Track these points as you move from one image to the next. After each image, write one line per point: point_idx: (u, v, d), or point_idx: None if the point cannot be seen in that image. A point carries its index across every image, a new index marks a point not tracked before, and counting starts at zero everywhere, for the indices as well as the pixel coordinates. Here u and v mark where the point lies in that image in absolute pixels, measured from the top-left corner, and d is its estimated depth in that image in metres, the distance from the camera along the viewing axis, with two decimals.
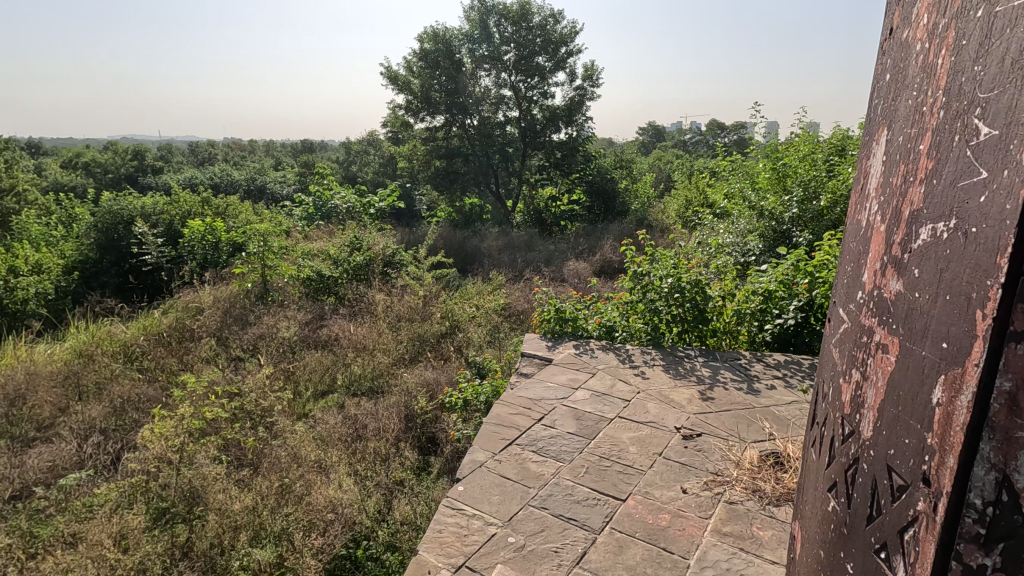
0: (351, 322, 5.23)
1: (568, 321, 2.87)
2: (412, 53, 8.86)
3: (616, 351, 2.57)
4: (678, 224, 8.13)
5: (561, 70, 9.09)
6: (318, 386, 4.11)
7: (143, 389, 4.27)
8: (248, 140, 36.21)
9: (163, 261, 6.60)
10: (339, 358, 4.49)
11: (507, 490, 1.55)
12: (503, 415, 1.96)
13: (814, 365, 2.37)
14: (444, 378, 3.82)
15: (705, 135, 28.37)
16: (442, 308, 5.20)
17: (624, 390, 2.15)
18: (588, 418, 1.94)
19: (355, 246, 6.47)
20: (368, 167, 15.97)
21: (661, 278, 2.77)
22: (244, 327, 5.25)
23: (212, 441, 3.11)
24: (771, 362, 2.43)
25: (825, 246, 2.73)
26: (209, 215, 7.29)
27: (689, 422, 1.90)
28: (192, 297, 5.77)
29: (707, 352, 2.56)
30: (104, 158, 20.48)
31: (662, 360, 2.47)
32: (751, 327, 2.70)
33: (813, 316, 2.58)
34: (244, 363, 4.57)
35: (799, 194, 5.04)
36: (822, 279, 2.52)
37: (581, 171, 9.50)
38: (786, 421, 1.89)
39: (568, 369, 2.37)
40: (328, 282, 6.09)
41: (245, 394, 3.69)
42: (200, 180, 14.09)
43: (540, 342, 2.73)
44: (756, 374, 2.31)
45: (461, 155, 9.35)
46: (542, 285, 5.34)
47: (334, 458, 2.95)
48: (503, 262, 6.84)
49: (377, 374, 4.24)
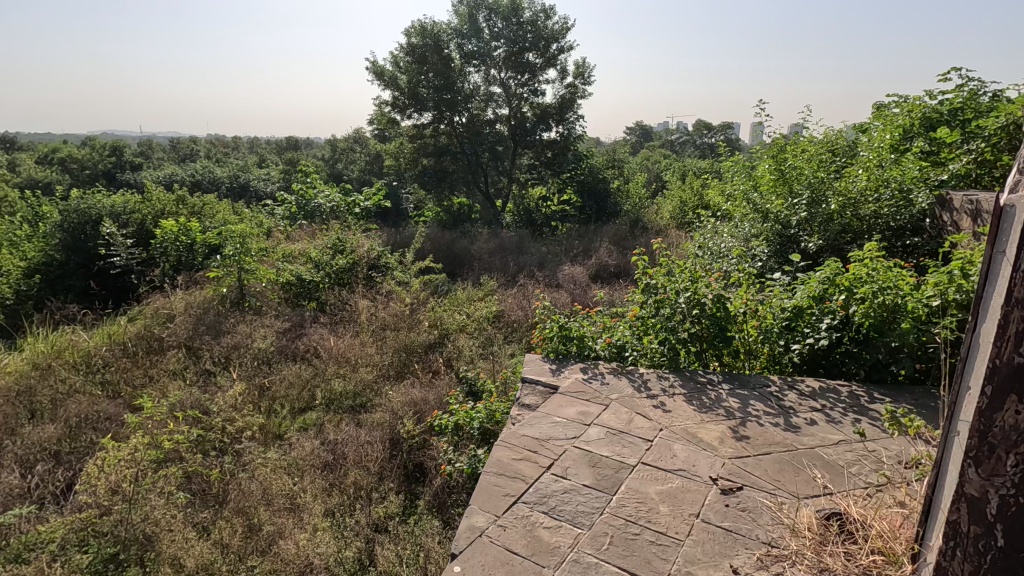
0: (332, 331, 4.89)
1: (573, 340, 2.56)
2: (399, 48, 8.47)
3: (629, 376, 2.27)
4: (674, 226, 7.89)
5: (552, 67, 8.82)
6: (296, 404, 3.78)
7: (104, 406, 3.89)
8: (235, 138, 35.66)
9: (134, 263, 6.21)
10: (319, 372, 4.15)
11: (515, 570, 1.25)
12: (505, 462, 1.66)
13: (854, 395, 2.10)
14: (432, 396, 3.48)
15: (693, 135, 28.24)
16: (430, 316, 4.90)
17: (644, 427, 1.86)
18: (606, 465, 1.64)
19: (338, 249, 6.13)
20: (355, 165, 15.58)
21: (676, 292, 2.48)
22: (217, 336, 4.89)
23: (174, 473, 2.76)
24: (805, 389, 2.15)
25: (859, 257, 2.45)
26: (183, 215, 6.90)
27: (725, 471, 1.61)
28: (163, 304, 5.39)
29: (731, 377, 2.27)
30: (80, 154, 19.81)
31: (683, 387, 2.18)
32: (778, 348, 2.41)
33: (848, 335, 2.30)
34: (215, 377, 4.21)
35: (806, 196, 4.78)
36: (861, 295, 2.24)
37: (573, 171, 9.24)
38: (841, 469, 1.61)
39: (577, 400, 2.06)
40: (308, 287, 5.74)
41: (212, 417, 3.34)
42: (181, 176, 13.61)
43: (542, 364, 2.43)
44: (792, 405, 2.02)
45: (449, 154, 9.00)
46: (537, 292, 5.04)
47: (309, 496, 2.62)
48: (494, 265, 6.53)
49: (360, 391, 3.91)
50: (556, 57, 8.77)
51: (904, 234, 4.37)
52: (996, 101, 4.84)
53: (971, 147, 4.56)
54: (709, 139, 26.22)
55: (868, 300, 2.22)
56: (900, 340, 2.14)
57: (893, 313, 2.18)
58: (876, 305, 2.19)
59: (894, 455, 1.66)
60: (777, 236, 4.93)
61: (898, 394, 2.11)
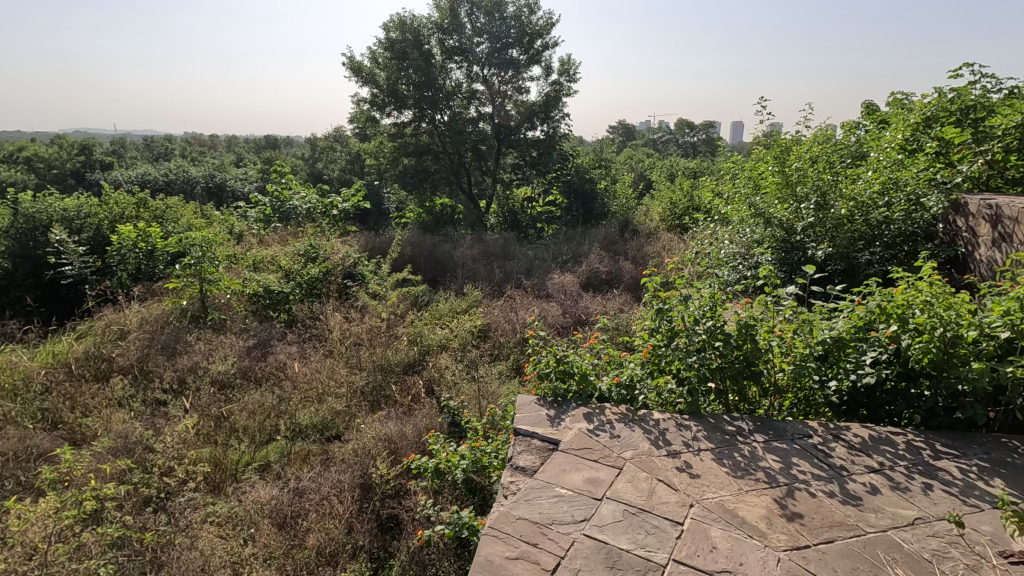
0: (302, 349, 4.47)
1: (573, 376, 2.15)
2: (377, 42, 8.01)
3: (642, 425, 1.90)
4: (664, 229, 7.58)
5: (536, 64, 8.44)
6: (257, 438, 3.36)
7: (37, 440, 3.37)
8: (213, 139, 35.07)
9: (87, 273, 5.70)
10: (285, 398, 3.73)
11: None
12: (497, 563, 1.28)
13: (914, 449, 1.75)
14: (409, 430, 3.08)
15: (674, 135, 28.12)
16: (409, 331, 4.51)
17: (670, 503, 1.49)
18: (629, 565, 1.26)
19: (310, 256, 5.70)
20: (335, 164, 15.12)
21: (694, 319, 2.10)
22: (173, 357, 4.42)
23: (102, 535, 2.28)
24: (853, 441, 1.79)
25: (910, 278, 2.07)
26: (145, 220, 6.40)
27: (783, 572, 1.24)
28: (117, 319, 4.90)
29: (763, 425, 1.91)
30: (47, 151, 18.99)
31: (710, 439, 1.81)
32: (812, 385, 2.05)
33: (896, 371, 1.94)
34: (168, 406, 3.76)
35: (813, 199, 4.43)
36: (917, 326, 1.87)
37: (558, 171, 8.91)
38: (929, 567, 1.25)
39: (583, 461, 1.68)
40: (277, 298, 5.26)
41: (156, 460, 2.89)
42: (153, 176, 12.92)
43: (538, 409, 2.05)
44: (843, 465, 1.66)
45: (431, 153, 8.56)
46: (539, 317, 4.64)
47: (260, 568, 2.20)
48: (478, 272, 6.12)
49: (330, 421, 3.50)
50: (540, 54, 8.39)
51: (915, 240, 4.10)
52: (1008, 99, 4.52)
53: (983, 148, 4.23)
54: (691, 139, 26.14)
55: (925, 332, 1.85)
56: (968, 382, 1.77)
57: (953, 347, 1.82)
58: (936, 338, 1.81)
59: (990, 543, 1.32)
60: (780, 243, 4.58)
61: (966, 446, 1.76)
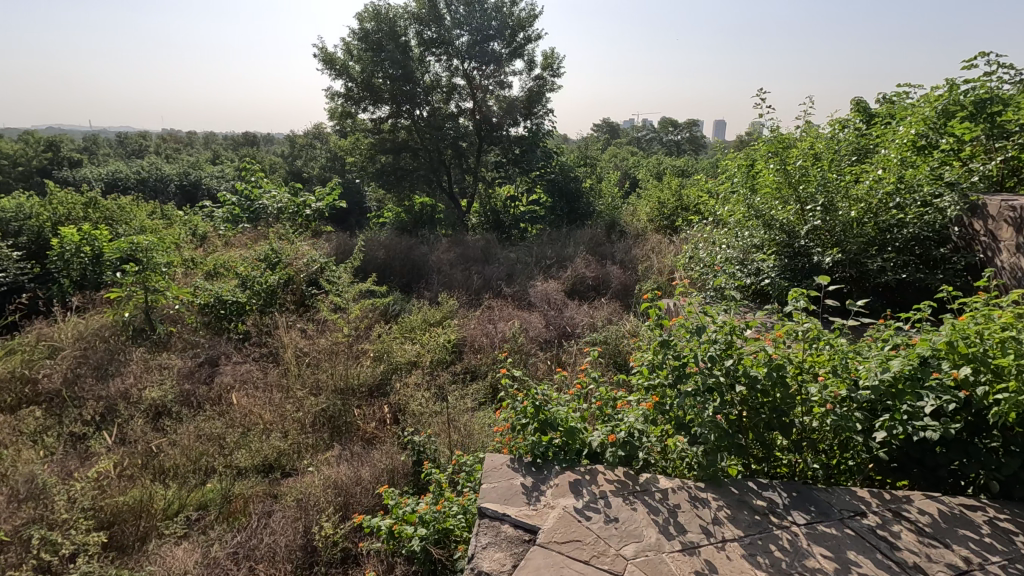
0: (255, 369, 3.97)
1: (556, 430, 1.70)
2: (350, 33, 7.45)
3: (645, 502, 1.46)
4: (653, 230, 7.16)
5: (520, 58, 7.95)
6: (191, 479, 2.87)
7: None
8: (190, 137, 34.15)
9: (21, 279, 5.11)
10: (228, 430, 3.24)
11: None
12: None
13: (1003, 534, 1.33)
14: (365, 473, 2.62)
15: (658, 135, 27.76)
16: (376, 347, 4.04)
17: None
18: None
19: (270, 262, 5.19)
20: (312, 162, 14.50)
21: (710, 355, 1.63)
22: (107, 379, 3.87)
23: None
24: (921, 522, 1.38)
25: (972, 305, 1.66)
26: (92, 220, 5.81)
27: None
28: (49, 335, 4.34)
29: (801, 499, 1.48)
30: (11, 148, 18.09)
31: (738, 523, 1.38)
32: (856, 440, 1.62)
33: (965, 424, 1.53)
34: (92, 440, 3.24)
35: (822, 201, 3.98)
36: (999, 369, 1.45)
37: (542, 169, 8.40)
38: None
39: (570, 565, 1.24)
40: (231, 309, 4.72)
41: (53, 518, 2.38)
42: (121, 172, 12.18)
43: (511, 478, 1.60)
44: (917, 564, 1.24)
45: (409, 150, 8.04)
46: (519, 330, 4.20)
47: None
48: (455, 278, 5.65)
49: (276, 460, 3.02)
50: (523, 47, 7.90)
51: (929, 244, 3.74)
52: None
53: (999, 145, 3.80)
54: (676, 137, 25.73)
55: (1008, 377, 1.44)
56: None
57: None
58: None
59: None
60: (784, 248, 4.13)
61: None
